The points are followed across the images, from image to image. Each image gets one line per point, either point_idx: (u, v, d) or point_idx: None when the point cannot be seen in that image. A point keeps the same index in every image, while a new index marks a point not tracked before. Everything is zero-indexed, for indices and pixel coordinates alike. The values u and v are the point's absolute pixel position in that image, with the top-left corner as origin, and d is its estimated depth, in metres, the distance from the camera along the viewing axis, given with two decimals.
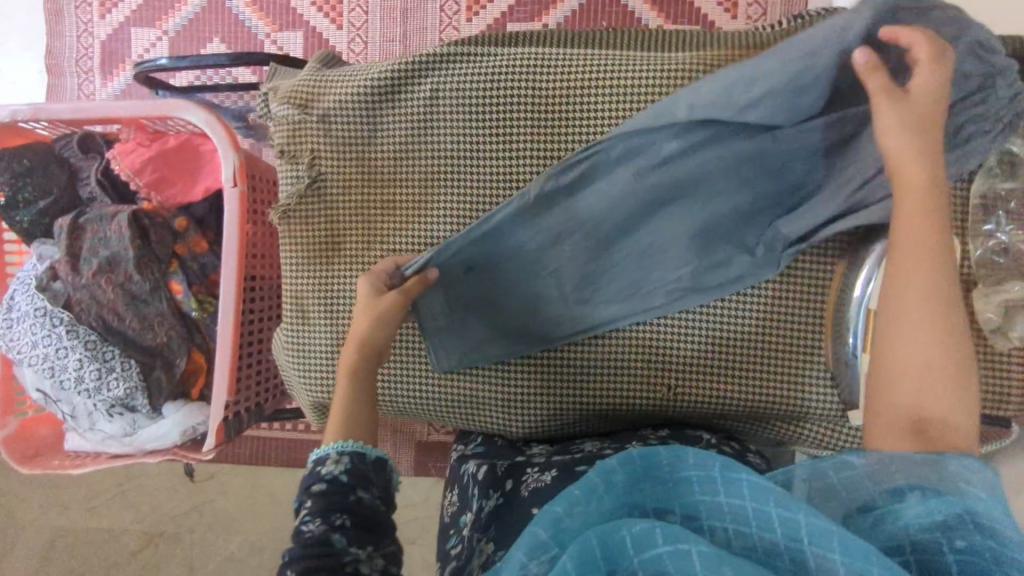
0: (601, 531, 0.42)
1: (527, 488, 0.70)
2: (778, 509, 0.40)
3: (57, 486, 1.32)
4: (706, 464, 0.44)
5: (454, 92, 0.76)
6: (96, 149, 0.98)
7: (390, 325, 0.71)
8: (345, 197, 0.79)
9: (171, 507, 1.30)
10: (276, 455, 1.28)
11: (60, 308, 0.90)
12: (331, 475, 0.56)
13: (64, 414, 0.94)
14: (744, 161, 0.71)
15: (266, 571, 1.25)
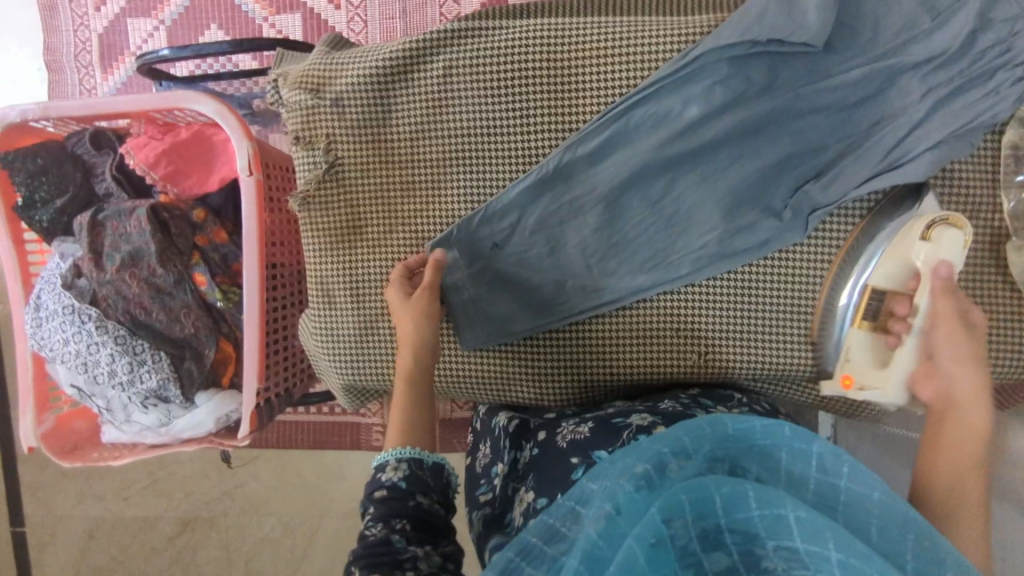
0: (690, 487, 0.45)
1: (565, 438, 0.69)
2: (879, 495, 0.46)
3: (91, 479, 1.35)
4: (806, 440, 0.48)
5: (468, 66, 0.75)
6: (107, 144, 0.98)
7: (430, 318, 0.71)
8: (364, 180, 0.78)
9: (204, 493, 1.33)
10: (301, 438, 1.30)
11: (87, 305, 0.91)
12: (391, 482, 0.57)
13: (100, 407, 0.95)
14: (774, 133, 0.70)
15: (301, 550, 1.29)
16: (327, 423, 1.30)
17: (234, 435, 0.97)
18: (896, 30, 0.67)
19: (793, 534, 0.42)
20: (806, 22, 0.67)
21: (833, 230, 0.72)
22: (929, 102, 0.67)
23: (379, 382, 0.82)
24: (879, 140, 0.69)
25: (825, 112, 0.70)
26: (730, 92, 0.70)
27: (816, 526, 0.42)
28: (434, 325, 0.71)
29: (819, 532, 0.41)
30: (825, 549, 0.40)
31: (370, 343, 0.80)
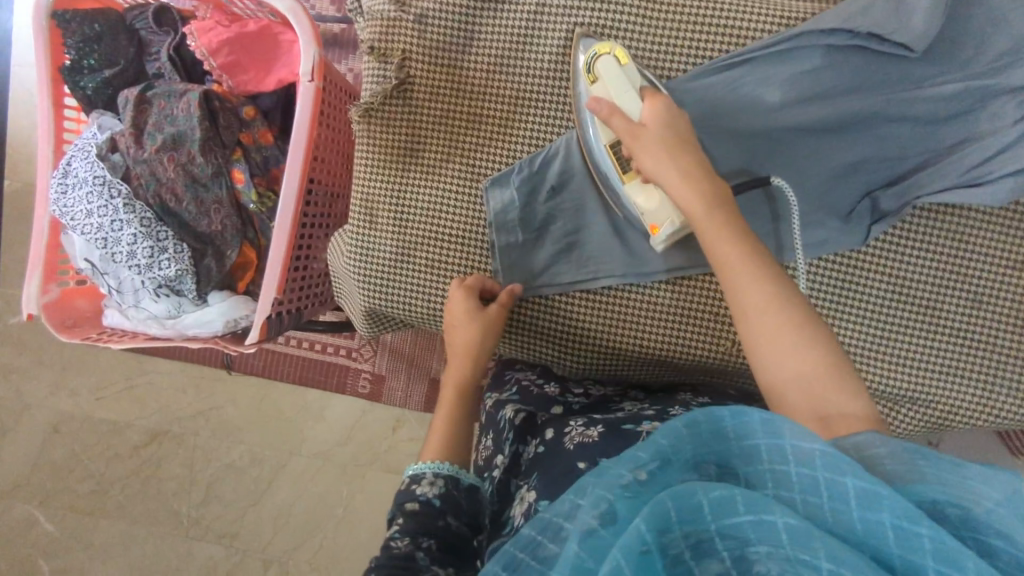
0: (676, 494, 0.43)
1: (572, 442, 0.68)
2: (855, 480, 0.42)
3: (68, 371, 1.31)
4: (776, 431, 0.45)
5: (560, 8, 0.74)
6: (169, 22, 0.95)
7: (492, 334, 0.75)
8: (431, 104, 0.77)
9: (178, 407, 1.30)
10: (285, 371, 1.28)
11: (119, 181, 0.89)
12: (425, 497, 0.63)
13: (110, 288, 0.93)
14: (840, 139, 0.70)
15: (267, 482, 1.27)
16: (316, 360, 1.27)
17: (239, 342, 0.95)
18: (999, 52, 0.66)
19: (783, 540, 0.40)
20: (911, 25, 0.65)
21: (893, 243, 0.71)
22: (1017, 131, 0.65)
23: (405, 312, 0.81)
24: (963, 157, 0.67)
25: (909, 123, 0.69)
26: (817, 84, 0.69)
27: (806, 534, 0.40)
28: (494, 343, 0.75)
29: (809, 539, 0.40)
30: (815, 558, 0.39)
31: (404, 270, 0.79)
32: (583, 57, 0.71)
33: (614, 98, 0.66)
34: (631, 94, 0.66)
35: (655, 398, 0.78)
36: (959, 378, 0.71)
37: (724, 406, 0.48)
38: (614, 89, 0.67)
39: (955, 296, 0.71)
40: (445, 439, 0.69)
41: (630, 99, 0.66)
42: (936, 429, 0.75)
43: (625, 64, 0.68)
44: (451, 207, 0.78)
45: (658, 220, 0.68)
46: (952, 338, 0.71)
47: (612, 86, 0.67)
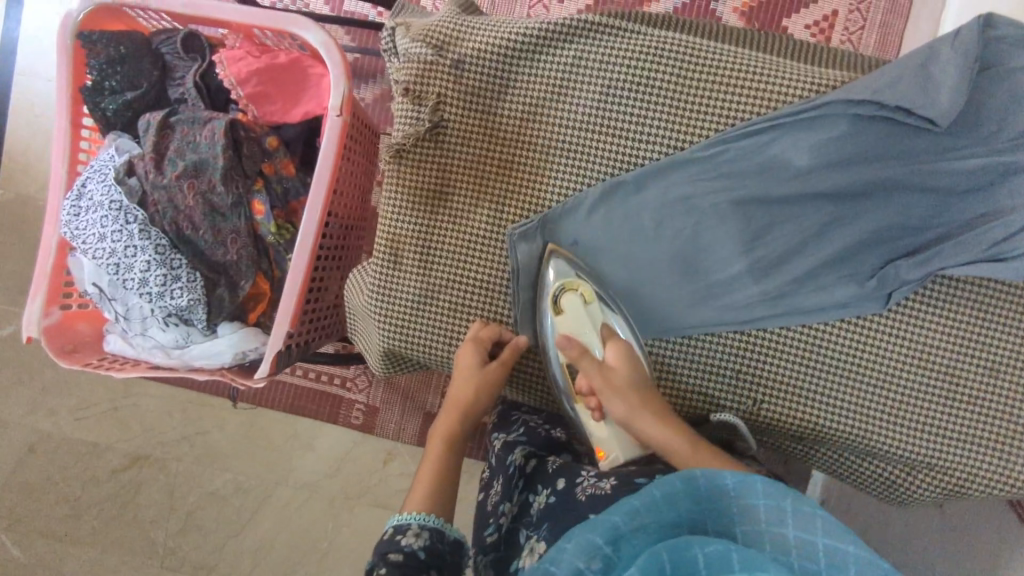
0: (673, 547, 0.49)
1: (584, 491, 0.67)
2: (852, 546, 0.50)
3: (48, 391, 1.26)
4: (776, 497, 0.54)
5: (599, 62, 0.74)
6: (197, 50, 0.94)
7: (490, 390, 0.75)
8: (463, 149, 0.77)
9: (162, 432, 1.26)
10: (280, 399, 1.24)
11: (136, 206, 0.87)
12: (410, 548, 0.62)
13: (117, 313, 0.91)
14: (865, 204, 0.72)
15: (250, 516, 1.23)
16: (314, 390, 1.23)
17: (248, 375, 0.92)
18: (1021, 129, 0.68)
19: None
20: (940, 99, 0.67)
21: (916, 307, 0.72)
22: None
23: (423, 355, 0.79)
24: (991, 229, 0.68)
25: (932, 192, 0.70)
26: (845, 150, 0.70)
27: None
28: (490, 398, 0.75)
29: None
30: None
31: (425, 313, 0.78)
32: (551, 281, 0.75)
33: (576, 336, 0.75)
34: (593, 342, 0.75)
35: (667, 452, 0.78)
36: (976, 445, 0.72)
37: (728, 472, 0.56)
38: (578, 330, 0.75)
39: (975, 361, 0.71)
40: (430, 487, 0.69)
41: (594, 346, 0.75)
42: (952, 496, 0.74)
43: (590, 302, 0.75)
44: (476, 251, 0.77)
45: (604, 446, 0.73)
46: (970, 403, 0.71)
47: (577, 329, 0.75)
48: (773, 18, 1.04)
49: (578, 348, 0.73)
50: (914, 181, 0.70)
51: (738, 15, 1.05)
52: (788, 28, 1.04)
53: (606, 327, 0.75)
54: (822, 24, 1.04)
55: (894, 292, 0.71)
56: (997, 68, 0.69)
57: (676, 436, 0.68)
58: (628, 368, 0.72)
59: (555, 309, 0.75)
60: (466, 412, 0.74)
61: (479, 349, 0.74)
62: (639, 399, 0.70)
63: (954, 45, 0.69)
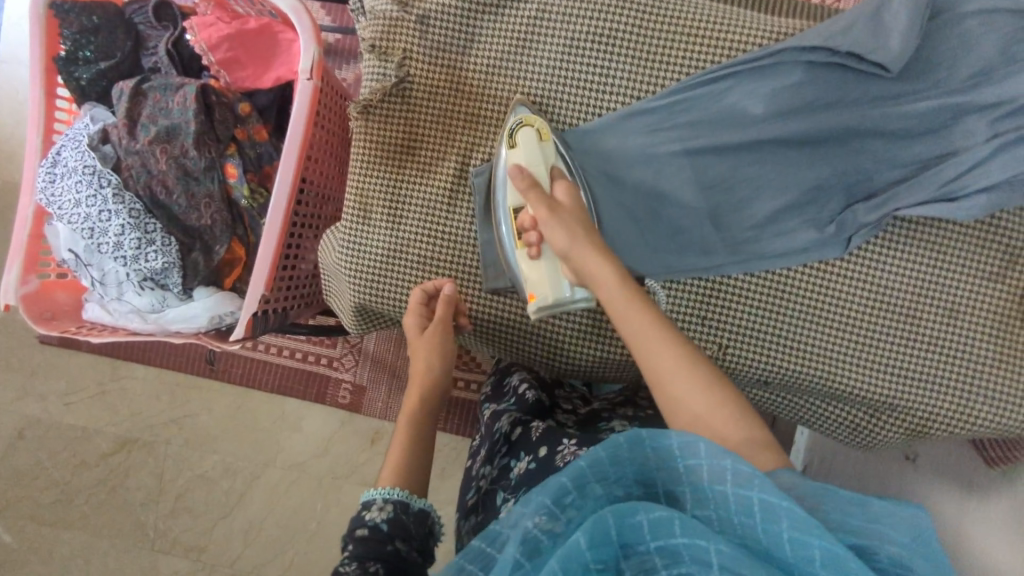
0: (618, 512, 0.47)
1: (563, 460, 0.66)
2: (787, 503, 0.45)
3: (36, 375, 1.28)
4: (718, 455, 0.48)
5: (560, 14, 0.75)
6: (169, 18, 0.96)
7: (443, 354, 0.75)
8: (429, 103, 0.78)
9: (150, 414, 1.27)
10: (264, 379, 1.25)
11: (109, 171, 0.88)
12: (373, 523, 0.61)
13: (93, 279, 0.91)
14: (820, 152, 0.73)
15: (239, 495, 1.23)
16: (297, 368, 1.25)
17: (223, 339, 0.94)
18: (972, 71, 0.69)
19: (714, 564, 0.44)
20: (888, 44, 0.69)
21: (875, 250, 0.73)
22: (991, 146, 0.67)
23: (394, 311, 0.80)
24: (943, 170, 0.69)
25: (887, 137, 0.71)
26: (801, 98, 0.72)
27: (735, 561, 0.44)
28: (448, 361, 0.76)
29: (737, 566, 0.44)
30: None
31: (395, 267, 0.79)
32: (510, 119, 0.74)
33: (527, 165, 0.71)
34: (544, 174, 0.72)
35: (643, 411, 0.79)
36: (937, 383, 0.73)
37: (671, 432, 0.50)
38: (530, 163, 0.72)
39: (934, 302, 0.72)
40: (404, 456, 0.68)
41: (544, 176, 0.71)
42: (915, 436, 0.75)
43: (545, 141, 0.73)
44: (445, 203, 0.78)
45: (534, 289, 0.72)
46: (930, 343, 0.73)
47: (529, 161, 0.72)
48: None
49: (528, 174, 0.70)
50: (866, 127, 0.71)
51: None
52: None
53: (556, 169, 0.73)
54: None
55: (849, 237, 0.72)
56: (945, 15, 0.70)
57: (618, 280, 0.63)
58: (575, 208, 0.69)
59: (509, 144, 0.72)
60: (428, 384, 0.74)
61: (415, 310, 0.76)
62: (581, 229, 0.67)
63: None
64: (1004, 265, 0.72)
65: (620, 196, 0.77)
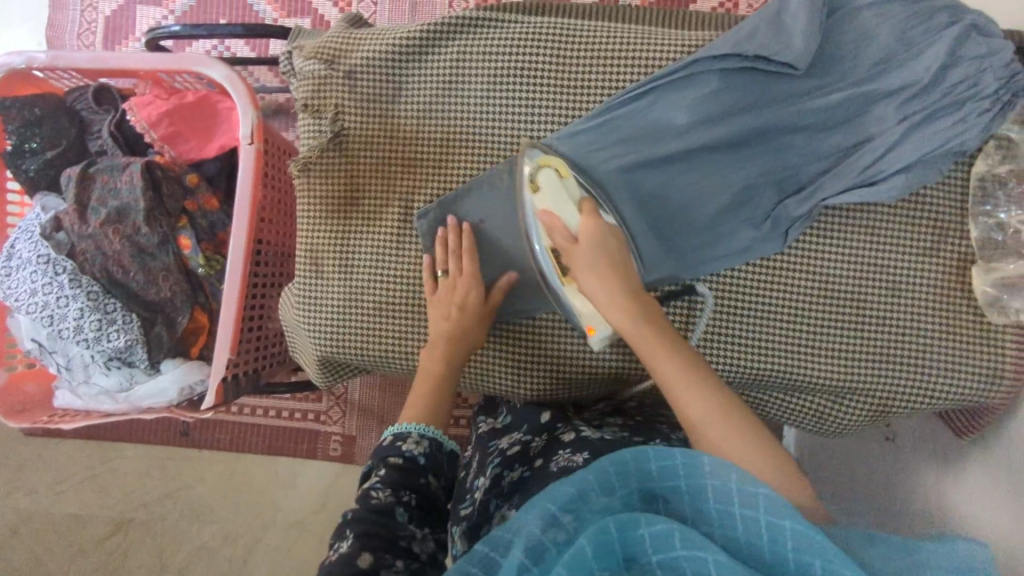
0: (621, 521, 0.45)
1: (558, 465, 0.67)
2: (793, 523, 0.44)
3: (25, 468, 1.27)
4: (725, 474, 0.46)
5: (481, 53, 0.78)
6: (110, 102, 0.98)
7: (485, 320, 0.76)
8: (367, 154, 0.80)
9: (144, 492, 1.25)
10: (256, 442, 1.25)
11: (65, 257, 0.89)
12: (411, 455, 0.61)
13: (59, 366, 0.92)
14: (744, 154, 0.76)
15: (240, 563, 1.21)
16: (284, 428, 1.24)
17: (195, 409, 0.94)
18: (874, 61, 0.72)
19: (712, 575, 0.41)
20: (791, 44, 0.72)
21: (812, 241, 0.75)
22: (904, 128, 0.70)
23: (356, 359, 0.81)
24: (861, 157, 0.72)
25: (807, 131, 0.74)
26: (720, 105, 0.75)
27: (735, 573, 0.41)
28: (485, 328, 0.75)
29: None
30: None
31: (353, 315, 0.80)
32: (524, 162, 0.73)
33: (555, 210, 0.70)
34: (571, 211, 0.70)
35: (629, 421, 0.79)
36: (892, 361, 0.74)
37: (678, 448, 0.48)
38: (556, 205, 0.70)
39: (877, 284, 0.74)
40: (427, 405, 0.68)
41: (571, 212, 0.70)
42: (880, 416, 0.77)
43: (565, 177, 0.72)
44: (393, 247, 0.79)
45: (593, 323, 0.72)
46: (880, 324, 0.74)
47: (554, 202, 0.70)
48: None
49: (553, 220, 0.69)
50: (785, 124, 0.74)
51: None
52: None
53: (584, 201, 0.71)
54: None
55: (784, 231, 0.75)
56: (842, 11, 0.74)
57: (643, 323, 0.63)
58: (593, 245, 0.68)
59: (531, 188, 0.71)
60: (456, 339, 0.73)
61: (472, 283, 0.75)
62: (603, 271, 0.67)
63: None
64: (938, 239, 0.74)
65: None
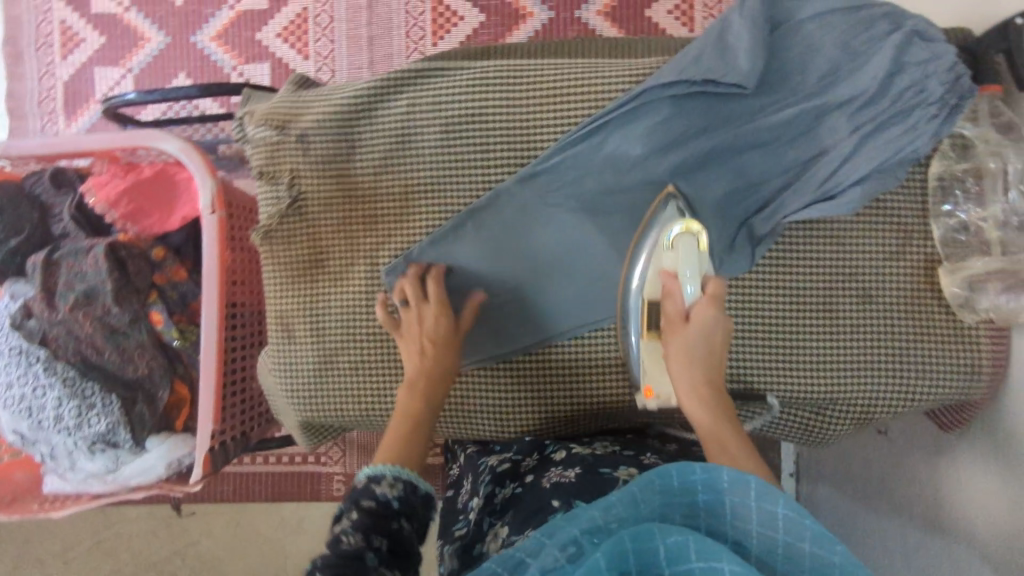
0: (636, 534, 0.45)
1: (550, 481, 0.69)
2: (812, 547, 0.46)
3: (30, 540, 1.25)
4: (745, 489, 0.48)
5: (430, 104, 0.77)
6: (67, 182, 0.97)
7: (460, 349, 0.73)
8: (327, 215, 0.79)
9: (152, 554, 1.24)
10: (260, 490, 1.23)
11: (37, 347, 0.89)
12: (384, 498, 0.58)
13: (43, 455, 0.91)
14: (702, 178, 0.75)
15: None
16: (284, 473, 1.23)
17: (185, 481, 0.93)
18: (820, 75, 0.72)
19: None
20: (737, 65, 0.72)
21: (779, 257, 0.75)
22: (856, 140, 0.70)
23: (337, 421, 0.80)
24: (816, 172, 0.72)
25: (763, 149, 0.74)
26: (672, 132, 0.74)
27: None
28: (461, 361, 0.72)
29: None
30: None
31: (329, 377, 0.79)
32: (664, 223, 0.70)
33: (679, 275, 0.66)
34: (693, 285, 0.66)
35: (621, 441, 0.79)
36: (871, 369, 0.74)
37: (698, 463, 0.50)
38: (680, 270, 0.67)
39: (848, 293, 0.74)
40: (403, 441, 0.65)
41: (691, 284, 0.66)
42: (866, 423, 0.77)
43: (704, 252, 0.67)
44: (363, 305, 0.79)
45: (656, 384, 0.69)
46: (855, 333, 0.74)
47: (679, 264, 0.67)
48: (635, 12, 1.22)
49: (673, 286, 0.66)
50: (740, 145, 0.74)
51: (603, 17, 1.23)
52: (649, 16, 1.22)
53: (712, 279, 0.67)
54: (681, 6, 1.21)
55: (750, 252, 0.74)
56: (785, 25, 0.74)
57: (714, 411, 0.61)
58: (703, 333, 0.64)
59: (665, 244, 0.68)
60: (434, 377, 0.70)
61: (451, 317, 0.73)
62: (703, 356, 0.63)
63: (741, 13, 0.73)
64: (903, 243, 0.74)
65: (531, 255, 0.79)
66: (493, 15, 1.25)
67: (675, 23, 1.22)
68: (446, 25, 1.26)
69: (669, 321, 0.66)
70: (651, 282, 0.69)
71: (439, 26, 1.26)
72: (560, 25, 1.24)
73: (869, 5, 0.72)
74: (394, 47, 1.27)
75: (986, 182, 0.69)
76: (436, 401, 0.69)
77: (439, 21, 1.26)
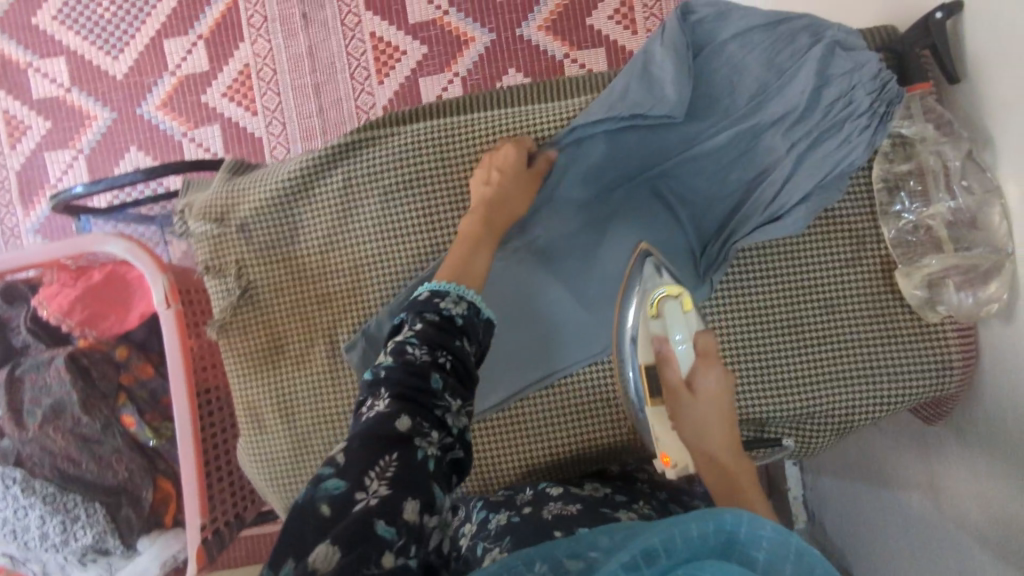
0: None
1: (552, 513, 0.68)
2: None
3: None
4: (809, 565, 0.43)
5: (365, 176, 0.77)
6: (20, 296, 0.96)
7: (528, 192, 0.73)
8: (280, 300, 0.79)
9: None
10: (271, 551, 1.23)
11: (12, 469, 0.87)
12: (448, 312, 0.59)
13: (35, 572, 0.90)
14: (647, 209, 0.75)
15: None
16: None
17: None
18: (749, 96, 0.72)
19: None
20: (664, 96, 0.71)
21: (736, 280, 0.74)
22: (792, 160, 0.70)
23: None
24: (758, 195, 0.72)
25: (704, 173, 0.74)
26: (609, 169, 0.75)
27: None
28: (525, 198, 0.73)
29: None
30: None
31: (305, 462, 0.78)
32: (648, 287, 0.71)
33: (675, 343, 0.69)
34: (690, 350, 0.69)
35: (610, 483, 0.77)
36: (841, 380, 0.74)
37: (768, 524, 0.44)
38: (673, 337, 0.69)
39: (808, 307, 0.74)
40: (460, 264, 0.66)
41: (683, 345, 0.70)
42: (846, 432, 0.76)
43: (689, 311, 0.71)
44: (329, 385, 0.78)
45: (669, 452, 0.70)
46: (821, 346, 0.74)
47: (671, 331, 0.70)
48: (576, 23, 1.21)
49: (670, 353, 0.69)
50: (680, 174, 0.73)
51: (545, 31, 1.21)
52: (592, 24, 1.21)
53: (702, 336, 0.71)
54: (622, 10, 1.20)
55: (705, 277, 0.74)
56: (709, 47, 0.73)
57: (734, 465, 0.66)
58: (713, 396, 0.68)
59: (653, 310, 0.70)
60: (499, 205, 0.71)
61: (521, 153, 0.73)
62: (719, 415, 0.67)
63: (661, 44, 0.73)
64: (857, 249, 0.73)
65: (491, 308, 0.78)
66: (435, 44, 1.23)
67: (618, 28, 1.21)
68: (389, 61, 1.24)
69: (673, 390, 0.68)
70: (642, 353, 0.71)
71: (382, 63, 1.24)
72: (503, 45, 1.22)
73: (788, 18, 0.71)
74: (342, 90, 1.25)
75: (928, 179, 0.68)
76: (495, 230, 0.71)
77: (381, 58, 1.24)
